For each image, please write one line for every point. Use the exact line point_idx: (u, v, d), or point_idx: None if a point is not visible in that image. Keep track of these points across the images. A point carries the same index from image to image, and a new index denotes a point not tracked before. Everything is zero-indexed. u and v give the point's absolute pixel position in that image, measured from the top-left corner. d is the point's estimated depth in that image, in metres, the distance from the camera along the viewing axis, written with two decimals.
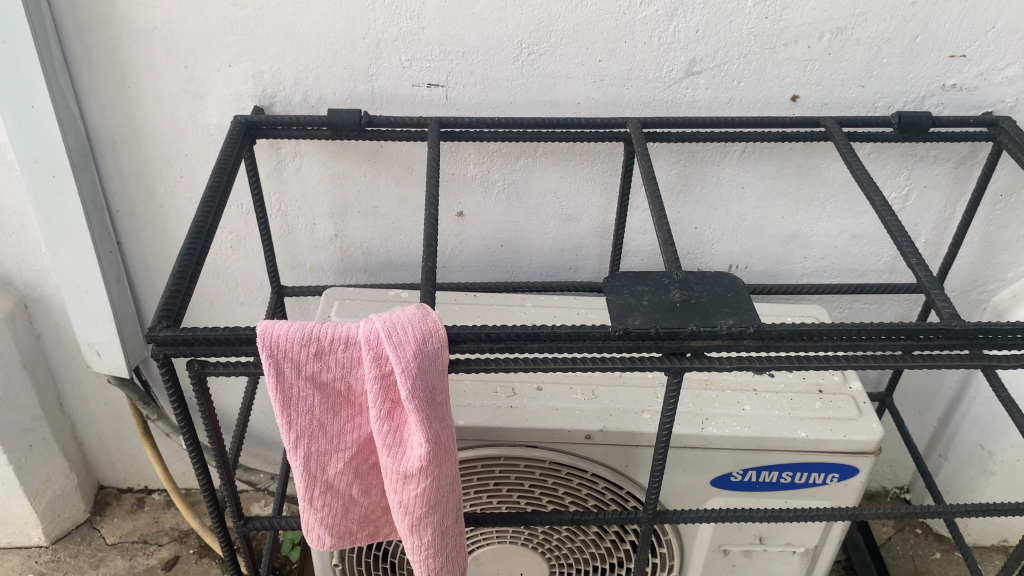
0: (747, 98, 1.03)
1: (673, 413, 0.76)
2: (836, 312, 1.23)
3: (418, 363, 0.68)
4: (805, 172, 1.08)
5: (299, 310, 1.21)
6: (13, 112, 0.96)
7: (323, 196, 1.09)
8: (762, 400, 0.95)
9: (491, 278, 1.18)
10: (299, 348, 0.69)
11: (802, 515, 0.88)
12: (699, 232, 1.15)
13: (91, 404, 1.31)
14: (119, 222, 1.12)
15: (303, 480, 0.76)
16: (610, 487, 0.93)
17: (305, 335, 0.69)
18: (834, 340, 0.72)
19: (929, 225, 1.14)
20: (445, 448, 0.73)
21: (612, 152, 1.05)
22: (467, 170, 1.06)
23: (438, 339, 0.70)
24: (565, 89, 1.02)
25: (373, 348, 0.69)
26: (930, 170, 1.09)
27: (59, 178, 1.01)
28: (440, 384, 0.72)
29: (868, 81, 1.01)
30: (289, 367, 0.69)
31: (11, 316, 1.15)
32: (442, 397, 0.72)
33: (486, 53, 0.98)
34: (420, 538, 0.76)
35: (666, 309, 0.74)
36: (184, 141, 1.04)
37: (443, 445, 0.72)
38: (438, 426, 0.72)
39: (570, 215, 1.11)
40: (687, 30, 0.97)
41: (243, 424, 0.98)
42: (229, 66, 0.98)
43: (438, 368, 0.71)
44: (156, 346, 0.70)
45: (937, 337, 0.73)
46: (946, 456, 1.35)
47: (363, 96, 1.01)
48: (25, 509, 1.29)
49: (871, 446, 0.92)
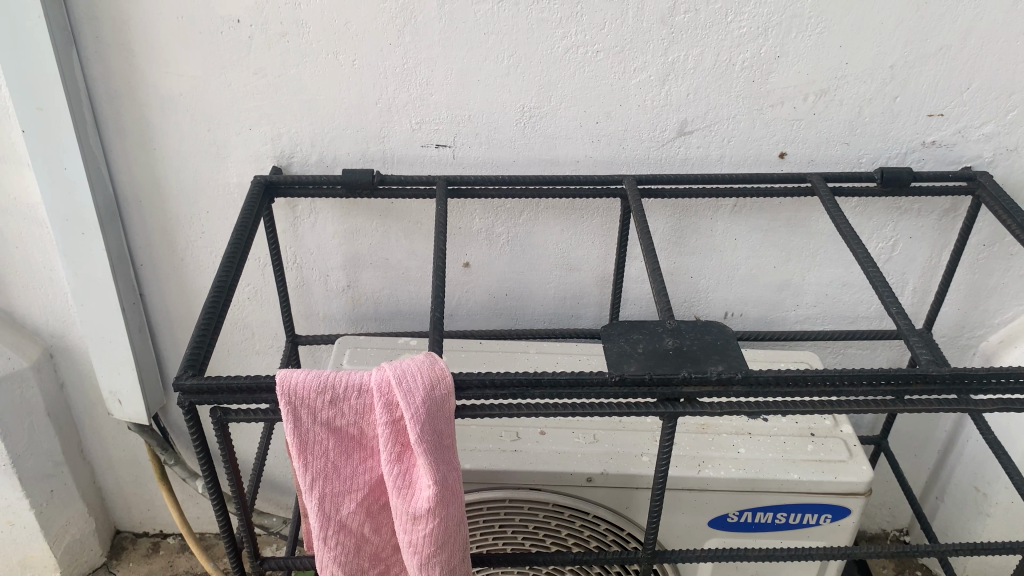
0: (737, 155, 1.09)
1: (668, 456, 0.80)
2: (829, 357, 1.27)
3: (426, 409, 0.73)
4: (795, 224, 1.14)
5: (312, 357, 1.25)
6: (47, 174, 1.02)
7: (336, 249, 1.15)
8: (756, 443, 0.99)
9: (496, 325, 1.23)
10: (316, 394, 0.74)
11: (796, 554, 0.91)
12: (695, 282, 1.20)
13: (110, 450, 1.35)
14: (143, 275, 1.17)
15: (317, 519, 0.80)
16: (611, 528, 0.97)
17: (321, 383, 0.74)
18: (818, 386, 0.76)
19: (916, 274, 1.19)
20: (452, 491, 0.77)
21: (611, 207, 1.11)
22: (473, 224, 1.12)
23: (445, 386, 0.75)
24: (565, 148, 1.08)
25: (384, 394, 0.74)
26: (915, 222, 1.14)
27: (88, 235, 1.07)
28: (447, 429, 0.76)
29: (852, 138, 1.07)
30: (306, 413, 0.74)
31: (37, 364, 1.20)
32: (449, 440, 0.77)
33: (491, 116, 1.05)
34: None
35: (659, 356, 0.78)
36: (206, 199, 1.10)
37: (449, 488, 0.77)
38: (445, 469, 0.76)
39: (571, 266, 1.17)
40: (679, 93, 1.03)
41: (259, 467, 1.02)
42: (250, 129, 1.04)
43: (445, 413, 0.75)
44: (182, 394, 0.75)
45: (915, 383, 0.77)
46: (942, 497, 1.38)
47: (375, 156, 1.07)
48: (44, 553, 1.32)
49: (861, 487, 0.95)
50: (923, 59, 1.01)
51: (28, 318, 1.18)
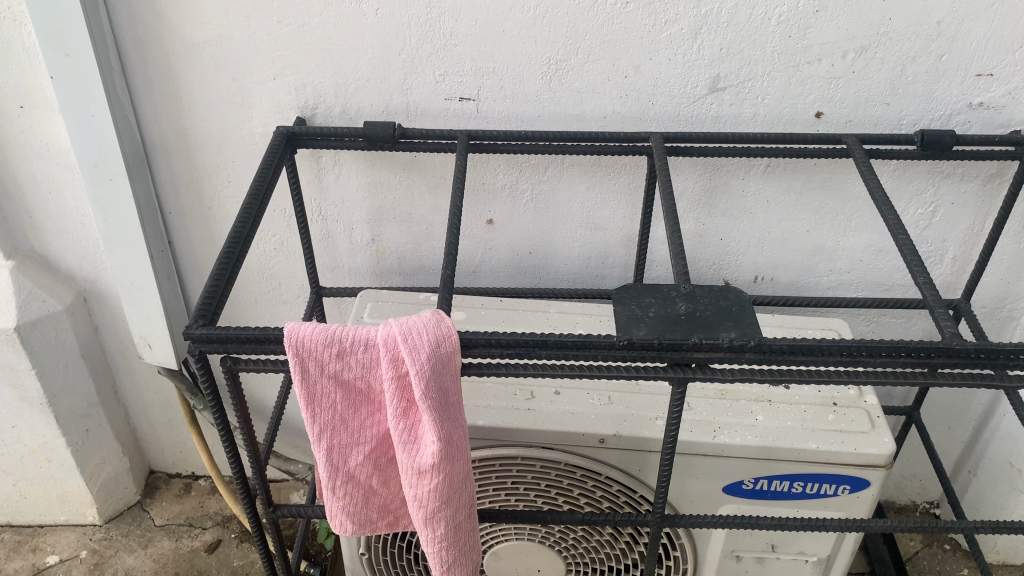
0: (771, 114, 1.05)
1: (678, 420, 0.79)
2: (862, 326, 1.23)
3: (431, 366, 0.73)
4: (829, 187, 1.10)
5: (337, 310, 1.26)
6: (76, 120, 1.03)
7: (360, 202, 1.14)
8: (775, 411, 0.98)
9: (520, 283, 1.22)
10: (323, 348, 0.74)
11: (809, 524, 0.89)
12: (724, 244, 1.17)
13: (143, 392, 1.39)
14: (171, 223, 1.19)
15: (326, 469, 0.81)
16: (624, 490, 0.97)
17: (328, 337, 0.74)
18: (834, 356, 0.74)
19: (956, 241, 1.14)
20: (458, 447, 0.78)
21: (638, 164, 1.08)
22: (497, 180, 1.11)
23: (451, 343, 0.74)
24: (592, 104, 1.05)
25: (390, 350, 0.73)
26: (958, 187, 1.09)
27: (116, 182, 1.08)
28: (453, 387, 0.76)
29: (893, 98, 1.02)
30: (313, 366, 0.74)
31: (71, 307, 1.23)
32: (455, 397, 0.77)
33: (517, 70, 1.02)
34: (434, 529, 0.81)
35: (670, 321, 0.76)
36: (232, 149, 1.10)
37: (454, 445, 0.77)
38: (450, 426, 0.76)
39: (597, 224, 1.15)
40: (711, 47, 0.99)
41: (276, 416, 1.03)
42: (274, 79, 1.04)
43: (451, 370, 0.75)
44: (192, 343, 0.76)
45: (938, 356, 0.74)
46: (976, 473, 1.35)
47: (398, 108, 1.06)
48: (81, 489, 1.37)
49: (882, 459, 0.93)
50: (973, 14, 0.95)
51: (62, 262, 1.21)
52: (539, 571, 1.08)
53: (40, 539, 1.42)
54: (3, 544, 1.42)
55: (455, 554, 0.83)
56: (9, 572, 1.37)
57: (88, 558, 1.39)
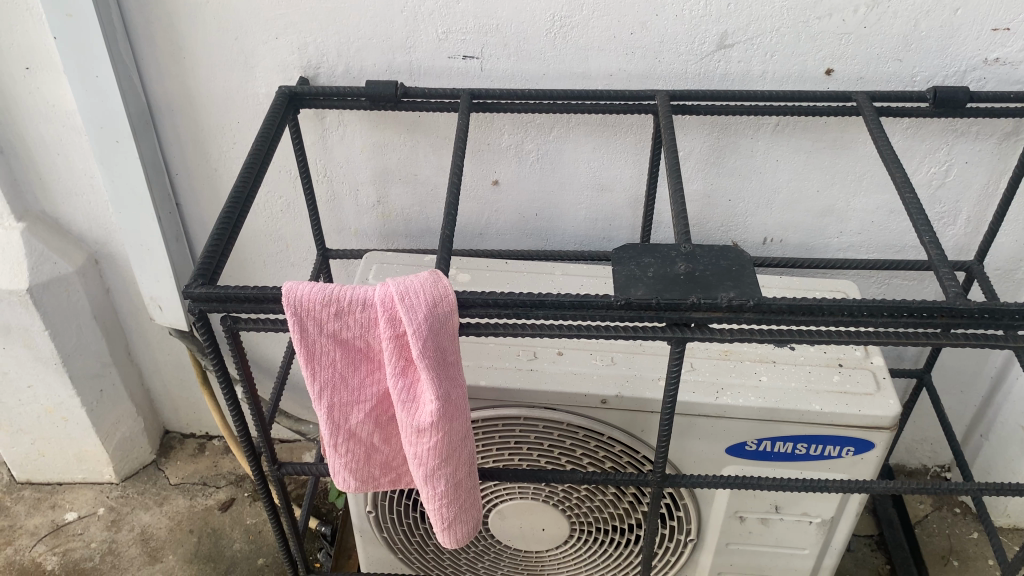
0: (780, 72, 1.03)
1: (677, 380, 0.79)
2: (873, 288, 1.22)
3: (428, 326, 0.73)
4: (840, 146, 1.08)
5: (345, 272, 1.26)
6: (80, 82, 1.03)
7: (365, 163, 1.14)
8: (779, 372, 0.97)
9: (526, 245, 1.22)
10: (321, 307, 0.74)
11: (811, 485, 0.89)
12: (733, 205, 1.16)
13: (156, 353, 1.40)
14: (178, 184, 1.19)
15: (327, 427, 0.82)
16: (627, 450, 0.97)
17: (326, 296, 0.74)
18: (834, 317, 0.73)
19: (970, 202, 1.12)
20: (456, 407, 0.78)
21: (644, 123, 1.07)
22: (502, 140, 1.10)
23: (448, 302, 0.74)
24: (598, 62, 1.04)
25: (388, 309, 0.73)
26: (972, 146, 1.07)
27: (122, 143, 1.09)
28: (451, 346, 0.76)
29: (905, 54, 1.00)
30: (312, 324, 0.74)
31: (82, 269, 1.24)
32: (454, 357, 0.77)
33: (521, 27, 1.01)
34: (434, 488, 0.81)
35: (669, 280, 0.75)
36: (236, 109, 1.10)
37: (452, 405, 0.77)
38: (449, 385, 0.77)
39: (603, 185, 1.14)
40: (719, 2, 0.97)
41: (282, 376, 1.04)
42: (276, 38, 1.03)
43: (449, 329, 0.75)
44: (192, 302, 0.76)
45: (941, 317, 0.73)
46: (988, 437, 1.34)
47: (401, 67, 1.05)
48: (97, 448, 1.40)
49: (886, 421, 0.92)
50: None
51: (72, 225, 1.22)
52: (543, 530, 1.09)
53: (59, 497, 1.45)
54: (23, 501, 1.45)
55: (455, 513, 0.84)
56: (30, 528, 1.41)
57: (105, 515, 1.42)
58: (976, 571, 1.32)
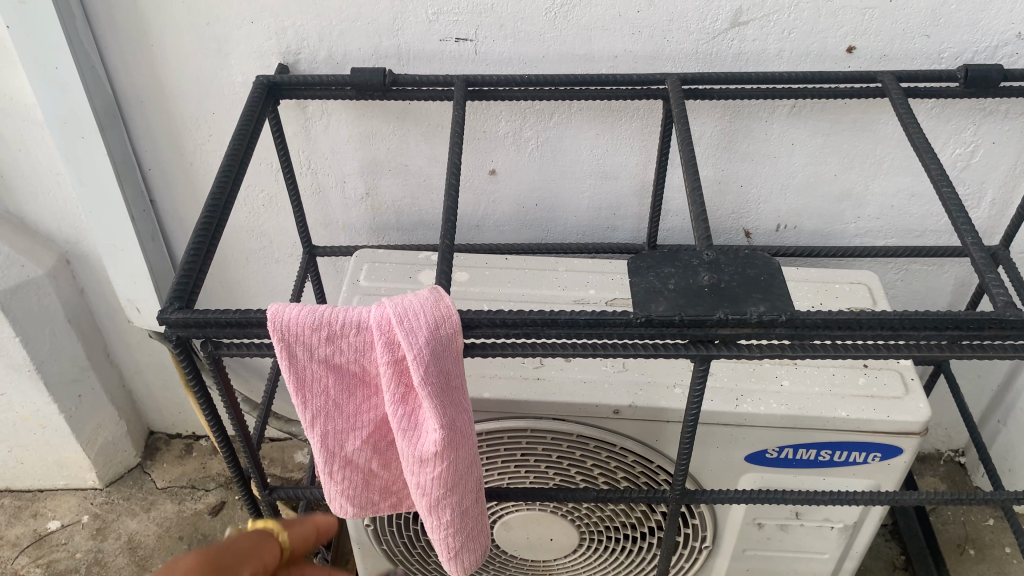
0: (798, 50, 0.95)
1: (700, 398, 0.73)
2: (890, 274, 1.16)
3: (430, 351, 0.66)
4: (860, 128, 1.01)
5: (333, 268, 1.19)
6: (38, 74, 0.95)
7: (352, 154, 1.06)
8: (801, 375, 0.91)
9: (526, 237, 1.15)
10: (310, 331, 0.67)
11: (839, 498, 0.84)
12: (745, 191, 1.09)
13: (137, 354, 1.33)
14: (152, 180, 1.11)
15: (322, 455, 0.76)
16: (640, 461, 0.91)
17: (315, 320, 0.67)
18: (873, 330, 0.67)
19: (996, 184, 1.06)
20: (462, 433, 0.72)
21: (652, 108, 0.99)
22: (498, 127, 1.02)
23: (451, 324, 0.67)
24: (601, 42, 0.96)
25: (384, 333, 0.67)
26: (1000, 126, 1.00)
27: (88, 139, 1.01)
28: (456, 370, 0.69)
29: (933, 30, 0.93)
30: (301, 350, 0.68)
31: (53, 271, 1.17)
32: (458, 380, 0.71)
33: (518, 6, 0.93)
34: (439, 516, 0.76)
35: (693, 293, 0.69)
36: (211, 99, 1.02)
37: (457, 432, 0.71)
38: (453, 412, 0.70)
39: (607, 173, 1.06)
40: None
41: (271, 389, 0.98)
42: (252, 23, 0.95)
43: (452, 352, 0.68)
44: (168, 327, 0.69)
45: (989, 329, 0.67)
46: (1005, 422, 1.29)
47: (388, 52, 0.97)
48: (78, 454, 1.34)
49: (916, 426, 0.87)
50: None
51: (39, 224, 1.14)
52: (551, 539, 1.03)
53: (41, 504, 1.39)
54: (3, 509, 1.39)
55: (463, 540, 0.78)
56: (11, 538, 1.35)
57: (90, 523, 1.36)
58: (993, 559, 1.29)
